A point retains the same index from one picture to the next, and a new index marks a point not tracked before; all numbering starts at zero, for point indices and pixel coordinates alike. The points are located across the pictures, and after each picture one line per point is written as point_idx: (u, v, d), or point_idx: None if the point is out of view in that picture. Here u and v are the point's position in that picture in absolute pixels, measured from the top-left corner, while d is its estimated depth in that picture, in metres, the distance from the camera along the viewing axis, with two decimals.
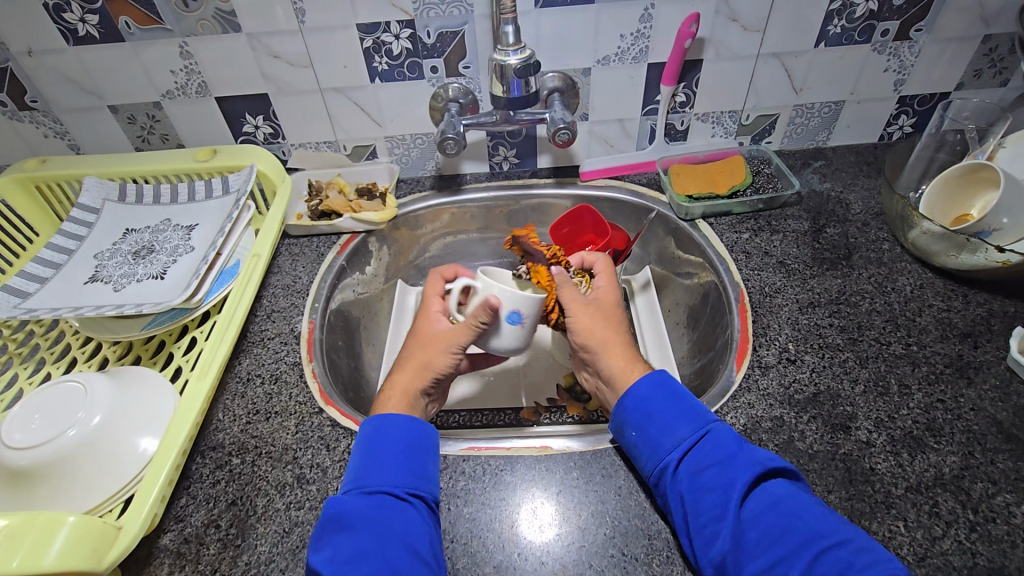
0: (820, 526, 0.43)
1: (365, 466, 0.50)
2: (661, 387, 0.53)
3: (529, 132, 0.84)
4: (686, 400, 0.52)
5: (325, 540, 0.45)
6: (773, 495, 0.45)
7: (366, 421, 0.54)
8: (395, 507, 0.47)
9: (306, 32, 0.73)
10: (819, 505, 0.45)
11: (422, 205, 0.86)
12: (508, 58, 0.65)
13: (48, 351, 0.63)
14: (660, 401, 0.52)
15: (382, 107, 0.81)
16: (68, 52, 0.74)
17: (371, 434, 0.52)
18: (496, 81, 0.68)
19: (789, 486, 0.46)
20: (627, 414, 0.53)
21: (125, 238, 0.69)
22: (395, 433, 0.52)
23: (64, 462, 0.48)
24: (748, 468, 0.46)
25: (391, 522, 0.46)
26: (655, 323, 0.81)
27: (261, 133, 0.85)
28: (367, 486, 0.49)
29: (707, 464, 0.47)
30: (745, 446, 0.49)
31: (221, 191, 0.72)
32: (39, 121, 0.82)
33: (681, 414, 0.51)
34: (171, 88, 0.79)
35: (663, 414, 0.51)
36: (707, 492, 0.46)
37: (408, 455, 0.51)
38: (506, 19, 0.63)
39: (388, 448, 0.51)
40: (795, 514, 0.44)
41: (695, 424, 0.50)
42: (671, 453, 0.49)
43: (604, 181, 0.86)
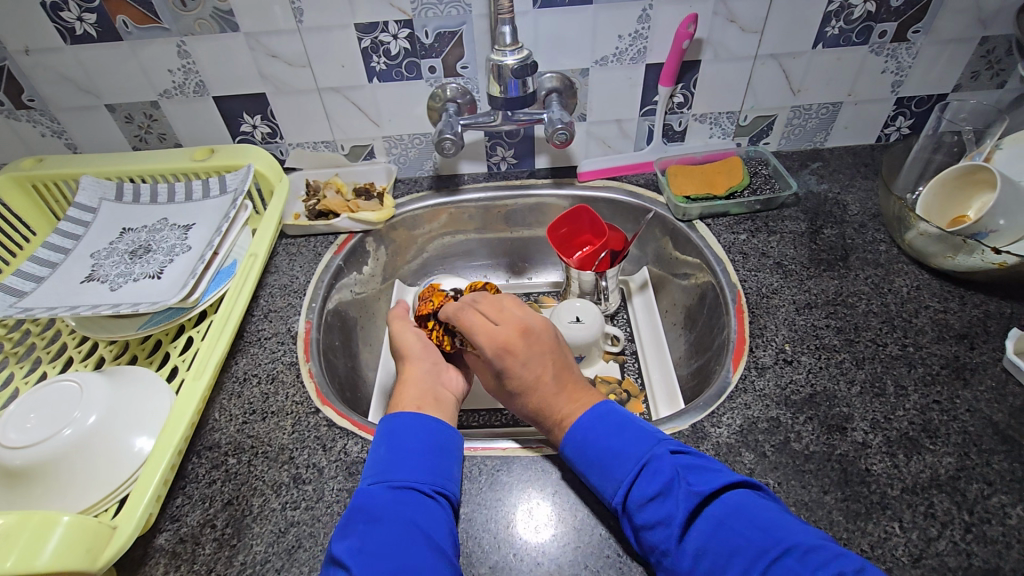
0: (766, 539, 0.41)
1: (391, 460, 0.50)
2: (592, 431, 0.51)
3: (527, 132, 0.84)
4: (625, 429, 0.51)
5: (352, 530, 0.45)
6: (715, 518, 0.43)
7: (386, 419, 0.54)
8: (420, 503, 0.47)
9: (304, 32, 0.73)
10: (770, 514, 0.43)
11: (420, 205, 0.86)
12: (505, 58, 0.65)
13: (44, 350, 0.63)
14: (598, 438, 0.51)
15: (380, 106, 0.81)
16: (65, 51, 0.74)
17: (391, 431, 0.52)
18: (492, 81, 0.68)
19: (733, 502, 0.44)
20: (571, 460, 0.52)
21: (122, 237, 0.69)
22: (417, 430, 0.52)
23: (59, 462, 0.48)
24: (687, 498, 0.44)
25: (417, 518, 0.46)
26: (652, 324, 0.81)
27: (259, 132, 0.85)
28: (393, 480, 0.49)
29: (647, 499, 0.46)
30: (694, 463, 0.48)
31: (218, 191, 0.72)
32: (37, 120, 0.82)
33: (617, 451, 0.49)
34: (168, 88, 0.79)
35: (602, 450, 0.50)
36: (652, 529, 0.45)
37: (433, 454, 0.51)
38: (503, 19, 0.63)
39: (410, 446, 0.51)
40: (739, 533, 0.42)
41: (634, 455, 0.48)
42: (615, 495, 0.48)
43: (602, 182, 0.86)
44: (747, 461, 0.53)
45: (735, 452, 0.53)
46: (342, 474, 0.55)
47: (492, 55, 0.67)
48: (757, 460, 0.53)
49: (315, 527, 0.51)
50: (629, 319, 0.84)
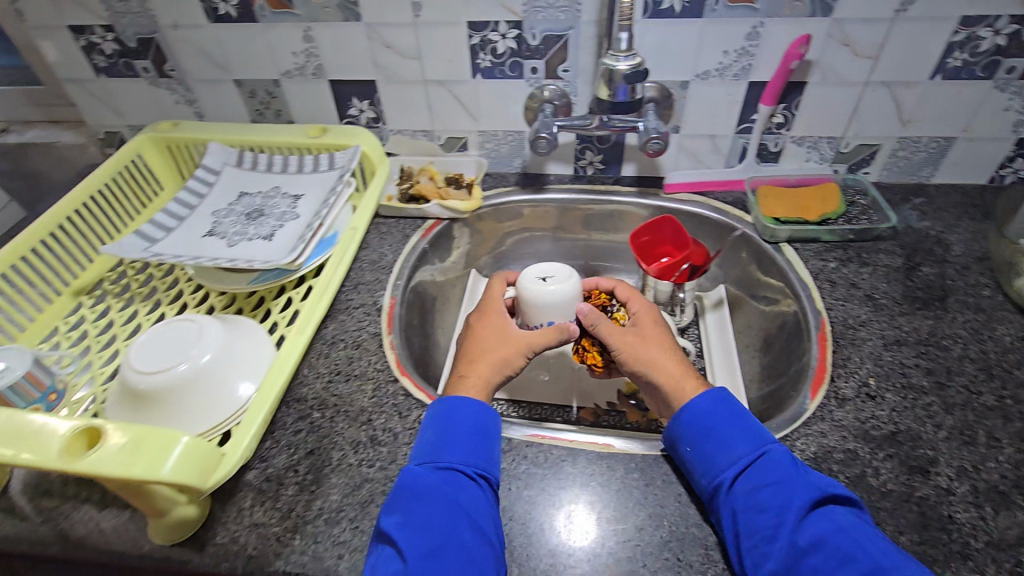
0: (881, 554, 0.42)
1: (442, 442, 0.52)
2: (718, 405, 0.54)
3: (618, 139, 0.85)
4: (743, 419, 0.53)
5: (397, 507, 0.48)
6: (834, 522, 0.45)
7: (438, 402, 0.56)
8: (464, 486, 0.50)
9: (420, 26, 0.77)
10: (880, 533, 0.44)
11: (506, 200, 0.88)
12: (619, 63, 0.67)
13: (164, 294, 0.70)
14: (721, 418, 0.53)
15: (479, 101, 0.84)
16: (207, 28, 0.82)
17: (444, 413, 0.55)
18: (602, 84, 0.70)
19: (850, 515, 0.46)
20: (684, 427, 0.54)
21: (240, 200, 0.75)
22: (468, 415, 0.54)
23: (176, 392, 0.53)
24: (808, 491, 0.47)
25: (459, 498, 0.49)
26: (723, 340, 0.80)
27: (364, 116, 0.90)
28: (440, 461, 0.51)
29: (761, 483, 0.48)
30: (809, 468, 0.50)
31: (327, 166, 0.77)
32: (173, 88, 0.91)
33: (740, 433, 0.51)
34: (290, 68, 0.85)
35: (720, 428, 0.52)
36: (761, 513, 0.46)
37: (481, 438, 0.53)
38: (620, 26, 0.64)
39: (460, 429, 0.53)
40: (856, 540, 0.43)
41: (752, 443, 0.51)
42: (727, 470, 0.50)
43: (688, 195, 0.86)
44: None
45: None
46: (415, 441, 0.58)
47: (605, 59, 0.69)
48: None
49: (387, 486, 0.55)
50: (700, 333, 0.83)
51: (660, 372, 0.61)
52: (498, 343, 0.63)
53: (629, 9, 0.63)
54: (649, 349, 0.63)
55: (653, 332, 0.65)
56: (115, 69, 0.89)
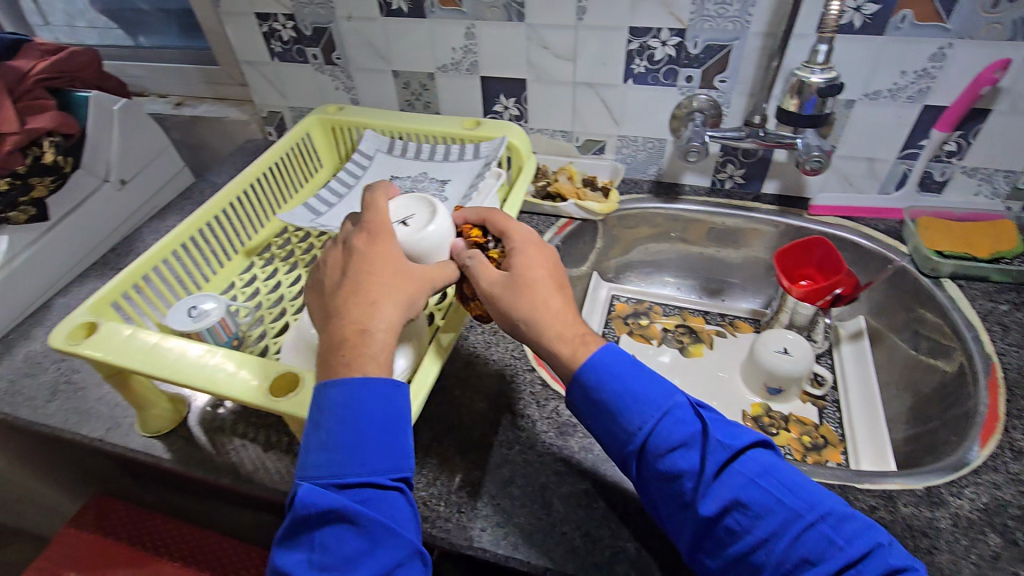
0: (797, 507, 0.41)
1: (342, 451, 0.43)
2: (619, 359, 0.49)
3: (765, 155, 0.83)
4: (640, 369, 0.48)
5: (311, 541, 0.41)
6: (751, 477, 0.42)
7: (337, 387, 0.45)
8: (368, 496, 0.43)
9: (581, 29, 0.79)
10: (798, 476, 0.43)
11: (639, 206, 0.89)
12: (812, 75, 0.63)
13: None
14: (626, 372, 0.48)
15: (626, 106, 0.85)
16: (377, 21, 0.88)
17: (342, 404, 0.44)
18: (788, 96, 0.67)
19: (763, 460, 0.44)
20: (580, 387, 0.48)
21: (391, 182, 0.79)
22: (371, 404, 0.44)
23: None
24: (716, 451, 0.43)
25: (375, 515, 0.42)
26: (862, 375, 0.76)
27: (508, 113, 0.93)
28: (344, 477, 0.43)
29: (670, 448, 0.44)
30: (718, 418, 0.46)
31: (472, 155, 0.79)
32: (336, 75, 0.98)
33: (665, 403, 0.46)
34: (446, 63, 0.90)
35: (623, 383, 0.47)
36: (678, 483, 0.43)
37: (388, 428, 0.45)
38: (822, 38, 0.62)
39: (367, 436, 0.44)
40: (767, 497, 0.41)
41: (660, 400, 0.46)
42: (641, 436, 0.45)
43: (834, 219, 0.82)
44: (993, 542, 0.48)
45: (978, 530, 0.49)
46: (553, 430, 0.59)
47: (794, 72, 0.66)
48: (1005, 545, 0.48)
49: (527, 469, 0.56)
50: (835, 365, 0.79)
51: (540, 316, 0.51)
52: (398, 287, 0.50)
53: (836, 21, 0.60)
54: (536, 297, 0.51)
55: (537, 276, 0.53)
56: (289, 54, 0.98)
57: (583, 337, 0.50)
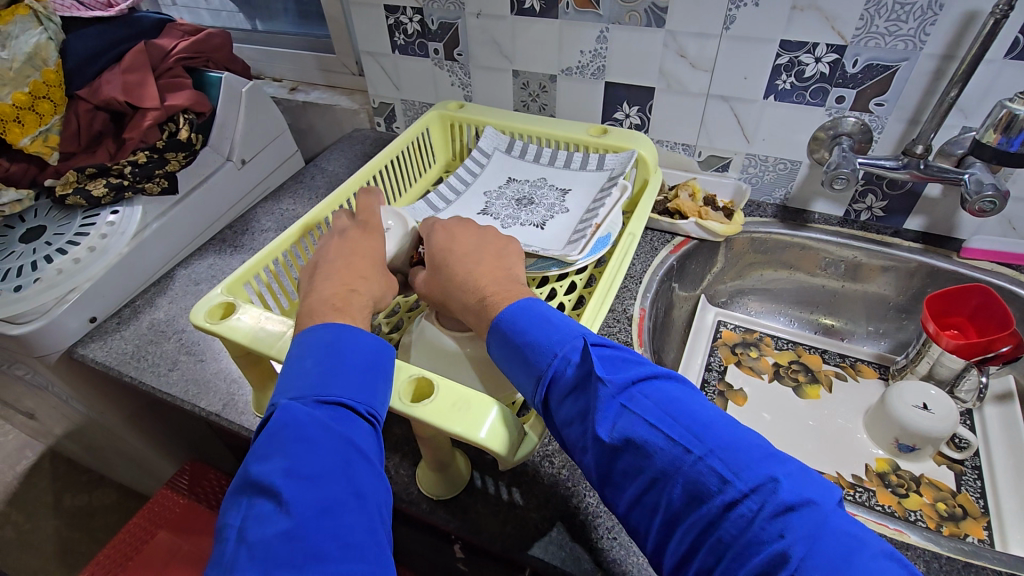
0: (736, 464, 0.35)
1: (323, 375, 0.42)
2: (520, 316, 0.47)
3: (916, 188, 0.76)
4: (547, 320, 0.46)
5: (274, 451, 0.37)
6: (645, 410, 0.38)
7: (320, 330, 0.45)
8: (351, 420, 0.41)
9: (726, 39, 0.74)
10: (703, 409, 0.39)
11: (762, 230, 0.83)
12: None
13: None
14: (523, 318, 0.47)
15: (761, 124, 0.80)
16: (507, 19, 0.87)
17: (330, 342, 0.44)
18: (989, 129, 0.59)
19: (668, 395, 0.40)
20: (494, 331, 0.48)
21: (509, 184, 0.77)
22: (321, 333, 0.45)
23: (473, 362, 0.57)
24: (609, 394, 0.40)
25: (351, 436, 0.39)
26: (1010, 443, 0.68)
27: (627, 122, 0.90)
28: (325, 395, 0.41)
29: (569, 391, 0.42)
30: (614, 355, 0.43)
31: (595, 166, 0.75)
32: (454, 71, 0.98)
33: (543, 333, 0.45)
34: (571, 66, 0.87)
35: (527, 331, 0.46)
36: (621, 454, 0.38)
37: (370, 371, 0.44)
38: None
39: (309, 366, 0.42)
40: (691, 442, 0.36)
41: (562, 335, 0.45)
42: (540, 372, 0.44)
43: (989, 265, 0.74)
44: None
45: None
46: None
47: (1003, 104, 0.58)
48: None
49: None
50: (976, 424, 0.72)
51: (464, 290, 0.52)
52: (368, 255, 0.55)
53: None
54: (448, 284, 0.54)
55: (455, 257, 0.55)
56: (410, 47, 0.98)
57: (475, 301, 0.51)
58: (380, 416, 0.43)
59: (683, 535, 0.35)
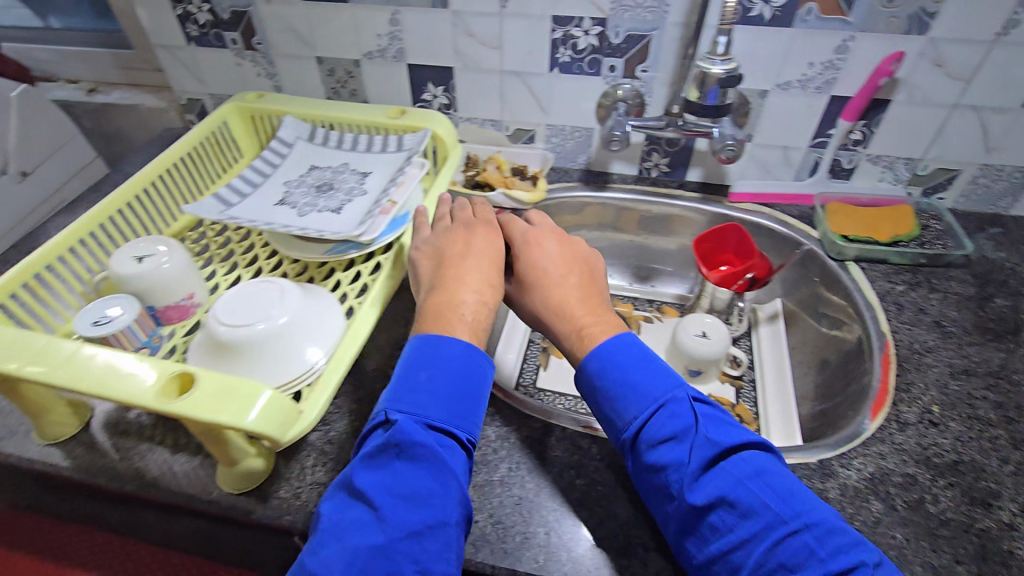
0: (786, 511, 0.41)
1: (420, 398, 0.47)
2: (623, 352, 0.51)
3: (688, 143, 0.85)
4: (649, 362, 0.50)
5: (383, 465, 0.43)
6: (737, 475, 0.43)
7: (416, 343, 0.51)
8: (451, 448, 0.46)
9: (505, 17, 0.78)
10: (792, 484, 0.44)
11: (567, 195, 0.90)
12: (712, 67, 0.65)
13: (240, 257, 0.73)
14: (626, 360, 0.50)
15: (553, 96, 0.85)
16: (298, 5, 0.85)
17: (438, 359, 0.49)
18: (692, 87, 0.68)
19: (758, 464, 0.45)
20: (591, 373, 0.51)
21: (310, 173, 0.76)
22: (445, 350, 0.50)
23: (256, 347, 0.56)
24: (703, 446, 0.45)
25: (449, 462, 0.44)
26: (777, 357, 0.79)
27: (437, 102, 0.92)
28: (429, 420, 0.46)
29: (660, 441, 0.46)
30: (712, 414, 0.48)
31: (395, 147, 0.77)
32: (258, 61, 0.94)
33: (652, 379, 0.49)
34: (372, 50, 0.88)
35: (629, 372, 0.50)
36: (662, 471, 0.45)
37: (466, 396, 0.48)
38: (722, 29, 0.63)
39: (422, 387, 0.47)
40: (756, 496, 0.42)
41: (659, 390, 0.49)
42: (632, 424, 0.48)
43: (752, 206, 0.85)
44: (874, 509, 0.51)
45: (861, 498, 0.52)
46: None
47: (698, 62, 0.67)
48: (885, 511, 0.51)
49: None
50: (753, 345, 0.83)
51: (564, 323, 0.56)
52: (476, 275, 0.57)
53: (733, 14, 0.61)
54: (467, 280, 0.57)
55: (475, 263, 0.59)
56: (206, 38, 0.93)
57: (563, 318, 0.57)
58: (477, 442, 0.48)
59: (715, 546, 0.42)
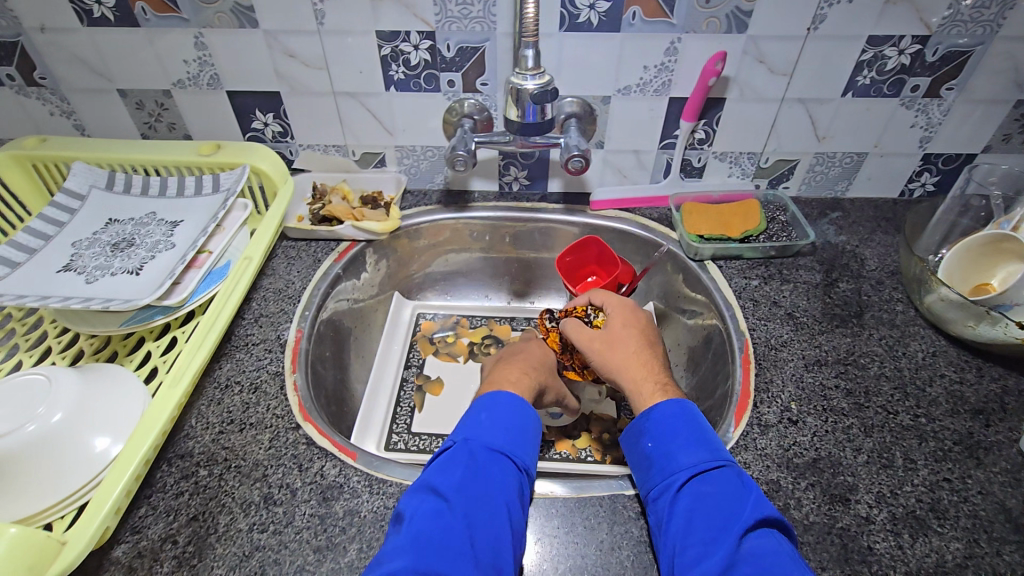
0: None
1: (481, 428, 0.52)
2: (684, 414, 0.53)
3: (542, 154, 0.82)
4: (712, 432, 0.53)
5: (453, 467, 0.48)
6: (773, 541, 0.43)
7: (504, 396, 0.55)
8: (513, 474, 0.49)
9: (324, 35, 0.71)
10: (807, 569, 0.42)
11: (426, 219, 0.84)
12: (524, 82, 0.63)
13: (23, 337, 0.61)
14: (688, 428, 0.52)
15: (395, 116, 0.79)
16: (81, 32, 0.73)
17: (502, 405, 0.54)
18: (508, 105, 0.66)
19: (789, 543, 0.44)
20: (653, 427, 0.53)
21: (106, 228, 0.65)
22: (506, 406, 0.54)
23: (19, 459, 0.45)
24: (756, 506, 0.46)
25: (508, 485, 0.48)
26: None
27: (270, 130, 0.83)
28: (494, 444, 0.50)
29: (713, 492, 0.47)
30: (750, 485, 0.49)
31: (211, 189, 0.68)
32: (46, 98, 0.80)
33: (704, 441, 0.51)
34: (182, 78, 0.77)
35: (685, 434, 0.52)
36: (702, 519, 0.46)
37: (524, 433, 0.53)
38: (525, 43, 0.61)
39: (499, 419, 0.53)
40: (785, 568, 0.41)
41: (715, 452, 0.50)
42: (683, 470, 0.49)
43: (615, 212, 0.84)
44: None
45: None
46: (316, 498, 0.52)
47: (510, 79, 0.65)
48: None
49: (280, 554, 0.49)
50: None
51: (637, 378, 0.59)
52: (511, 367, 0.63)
53: (533, 24, 0.60)
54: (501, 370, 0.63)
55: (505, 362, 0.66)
56: None
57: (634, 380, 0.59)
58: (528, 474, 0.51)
59: None
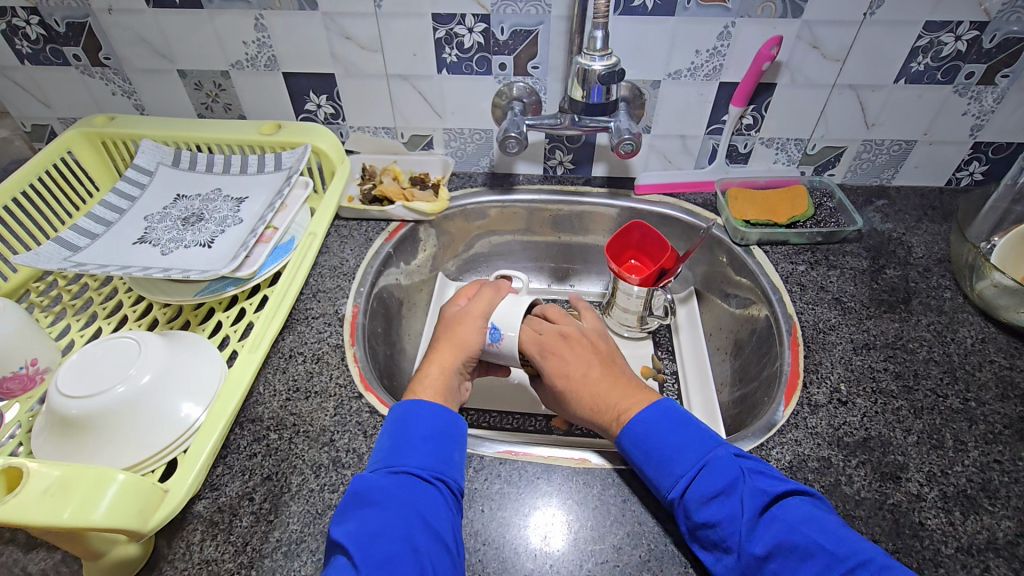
0: (841, 549, 0.42)
1: (397, 448, 0.50)
2: (651, 421, 0.51)
3: (589, 139, 0.83)
4: (683, 427, 0.51)
5: (349, 515, 0.45)
6: (785, 521, 0.44)
7: (401, 410, 0.52)
8: (419, 489, 0.47)
9: (381, 17, 0.73)
10: (838, 528, 0.44)
11: (472, 201, 0.86)
12: (592, 63, 0.64)
13: (100, 306, 0.64)
14: (658, 433, 0.51)
15: (445, 99, 0.81)
16: (146, 14, 0.75)
17: (402, 417, 0.52)
18: (575, 84, 0.67)
19: (802, 510, 0.45)
20: (628, 449, 0.51)
21: (175, 203, 0.68)
22: (427, 416, 0.52)
23: (114, 416, 0.48)
24: (753, 496, 0.45)
25: (415, 502, 0.46)
26: (696, 351, 0.79)
27: (322, 112, 0.85)
28: (396, 466, 0.49)
29: (705, 499, 0.46)
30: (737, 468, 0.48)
31: (273, 167, 0.71)
32: (110, 78, 0.83)
33: (676, 448, 0.49)
34: (240, 59, 0.79)
35: (661, 445, 0.50)
36: (711, 528, 0.45)
37: (437, 439, 0.51)
38: (597, 24, 0.62)
39: (416, 433, 0.50)
40: (812, 538, 0.43)
41: (692, 456, 0.48)
42: (671, 490, 0.48)
43: (658, 197, 0.85)
44: None
45: None
46: None
47: (577, 59, 0.67)
48: None
49: None
50: (674, 350, 0.80)
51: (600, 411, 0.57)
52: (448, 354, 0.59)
53: (605, 6, 0.61)
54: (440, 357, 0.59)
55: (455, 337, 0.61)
56: (41, 56, 0.80)
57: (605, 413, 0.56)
58: (444, 480, 0.49)
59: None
